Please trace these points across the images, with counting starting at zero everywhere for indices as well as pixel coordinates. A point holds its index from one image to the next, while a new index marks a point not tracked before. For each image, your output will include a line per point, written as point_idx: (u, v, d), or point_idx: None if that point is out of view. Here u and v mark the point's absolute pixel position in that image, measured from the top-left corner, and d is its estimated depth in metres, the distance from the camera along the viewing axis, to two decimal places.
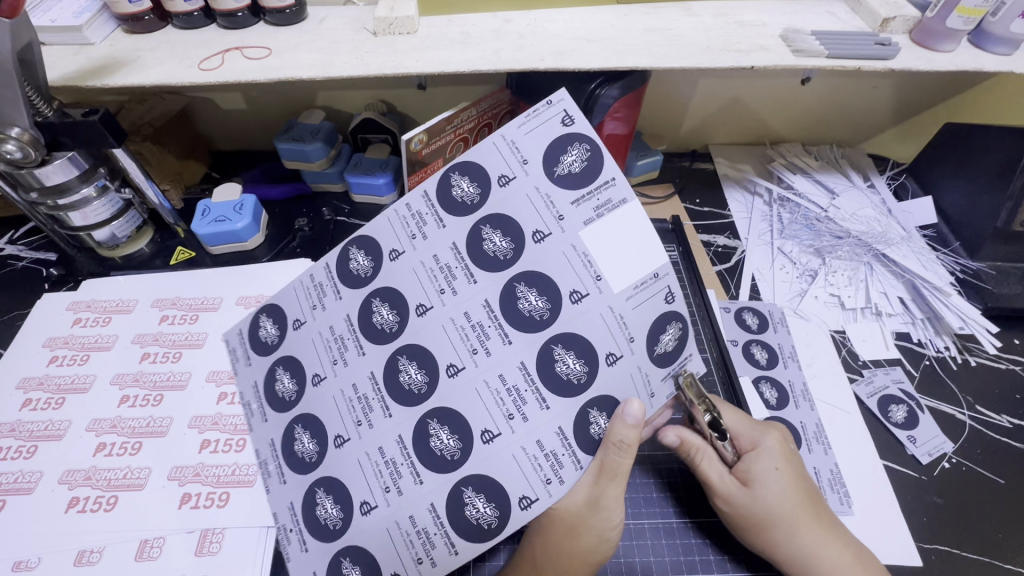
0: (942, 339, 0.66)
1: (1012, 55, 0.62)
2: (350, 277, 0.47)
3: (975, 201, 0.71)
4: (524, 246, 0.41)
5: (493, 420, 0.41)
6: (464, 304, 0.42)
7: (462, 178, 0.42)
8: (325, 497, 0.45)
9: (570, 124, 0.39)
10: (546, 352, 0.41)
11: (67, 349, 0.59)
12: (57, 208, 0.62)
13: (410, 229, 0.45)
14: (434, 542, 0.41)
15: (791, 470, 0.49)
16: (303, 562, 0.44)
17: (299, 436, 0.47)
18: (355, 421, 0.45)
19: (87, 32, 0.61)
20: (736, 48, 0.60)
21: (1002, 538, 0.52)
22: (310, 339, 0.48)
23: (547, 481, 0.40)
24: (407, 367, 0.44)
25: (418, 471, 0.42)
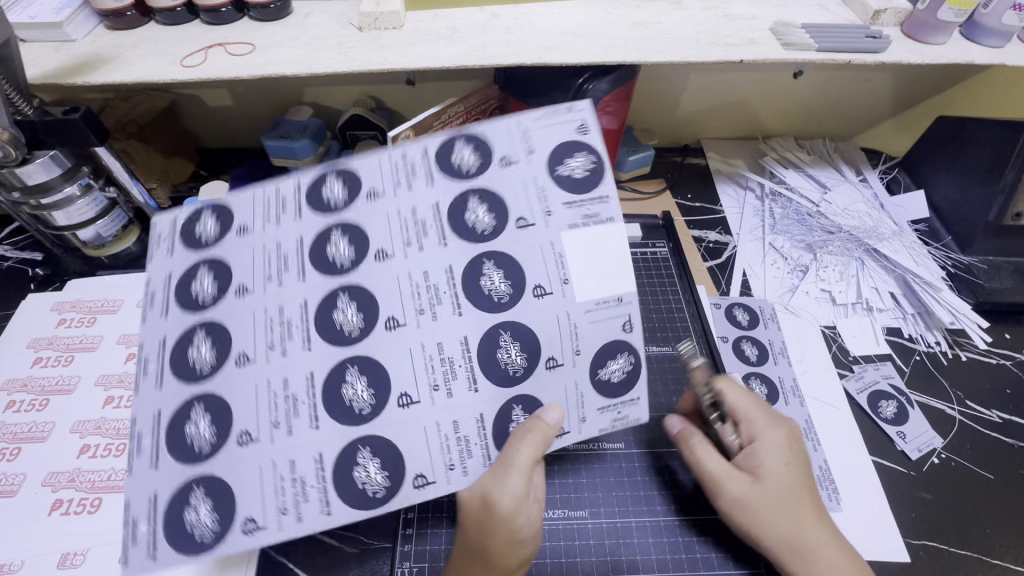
0: (933, 334, 0.66)
1: (1003, 48, 0.61)
2: (320, 200, 0.44)
3: (966, 195, 0.70)
4: (509, 221, 0.43)
5: (416, 386, 0.40)
6: (427, 258, 0.42)
7: (467, 146, 0.44)
8: (202, 417, 0.40)
9: (585, 134, 0.44)
10: (491, 335, 0.41)
11: (52, 350, 0.59)
12: (39, 207, 0.61)
13: (403, 178, 0.44)
14: (307, 494, 0.38)
15: (798, 464, 0.47)
16: (155, 484, 0.39)
17: (198, 346, 0.42)
18: (269, 347, 0.41)
19: (67, 28, 0.60)
20: (726, 41, 0.60)
21: (989, 533, 0.52)
22: (247, 244, 0.43)
23: (450, 467, 0.40)
24: (345, 306, 0.42)
25: (318, 415, 0.40)
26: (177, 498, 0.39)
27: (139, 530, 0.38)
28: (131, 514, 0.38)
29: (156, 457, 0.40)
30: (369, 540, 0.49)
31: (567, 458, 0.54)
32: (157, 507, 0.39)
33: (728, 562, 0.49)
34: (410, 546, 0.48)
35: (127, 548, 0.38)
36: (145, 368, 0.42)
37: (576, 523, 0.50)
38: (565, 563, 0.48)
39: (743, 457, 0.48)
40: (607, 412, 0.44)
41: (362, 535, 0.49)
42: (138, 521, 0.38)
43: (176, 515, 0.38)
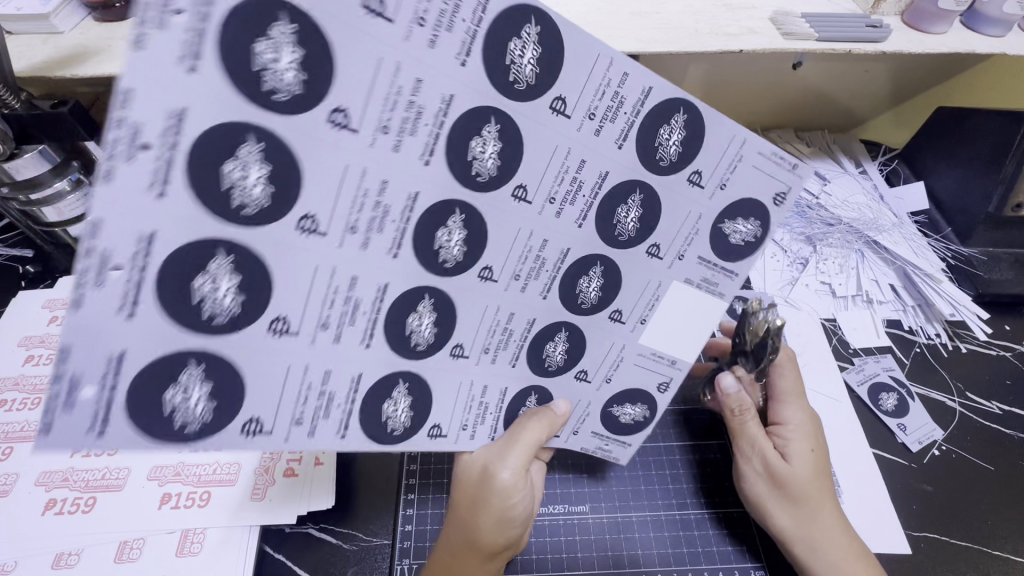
0: (933, 326, 0.65)
1: (1003, 37, 0.61)
2: (501, 70, 0.30)
3: (966, 186, 0.70)
4: (647, 236, 0.40)
5: (472, 340, 0.40)
6: (558, 220, 0.37)
7: (676, 133, 0.35)
8: (225, 264, 0.28)
9: (778, 207, 0.40)
10: (552, 328, 0.42)
11: (43, 348, 0.58)
12: (29, 203, 0.59)
13: (611, 103, 0.33)
14: (330, 412, 0.35)
15: (822, 453, 0.49)
16: (130, 340, 0.27)
17: (239, 160, 0.26)
18: (351, 237, 0.30)
19: (54, 20, 0.59)
20: (725, 31, 0.59)
21: (989, 525, 0.51)
22: (364, 49, 0.26)
23: (465, 426, 0.43)
24: (453, 229, 0.34)
25: (373, 334, 0.35)
26: (161, 370, 0.29)
27: (80, 393, 0.27)
28: (68, 367, 0.26)
29: (130, 301, 0.27)
30: (367, 537, 0.48)
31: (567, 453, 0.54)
32: (116, 374, 0.28)
33: (730, 555, 0.48)
34: (409, 542, 0.48)
35: (48, 412, 0.26)
36: (131, 152, 0.23)
37: (576, 518, 0.50)
38: (566, 559, 0.48)
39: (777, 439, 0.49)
40: (597, 438, 0.49)
41: (360, 532, 0.48)
42: (80, 383, 0.27)
43: (151, 385, 0.29)
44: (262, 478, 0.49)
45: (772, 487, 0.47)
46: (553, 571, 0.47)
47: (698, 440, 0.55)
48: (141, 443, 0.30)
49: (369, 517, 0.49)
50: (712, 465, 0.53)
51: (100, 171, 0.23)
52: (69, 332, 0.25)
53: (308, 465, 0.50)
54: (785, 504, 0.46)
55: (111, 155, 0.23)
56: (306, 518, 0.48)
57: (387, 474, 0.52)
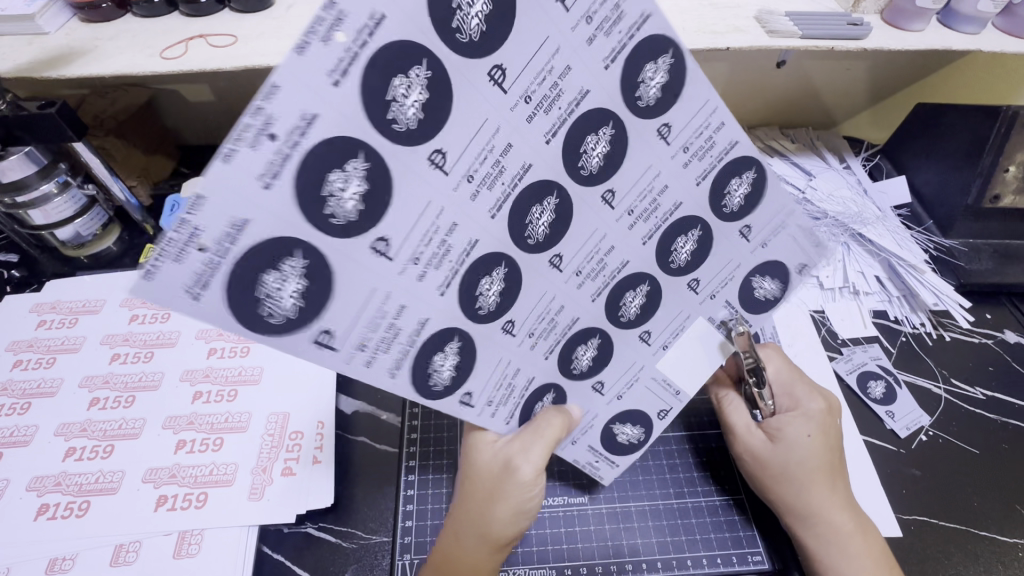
0: (917, 316, 0.67)
1: (978, 34, 0.63)
2: (631, 86, 0.31)
3: (946, 180, 0.72)
4: (692, 269, 0.43)
5: (523, 320, 0.38)
6: (626, 232, 0.38)
7: (741, 184, 0.39)
8: (359, 165, 0.25)
9: (797, 276, 0.47)
10: (587, 332, 0.42)
11: (32, 352, 0.56)
12: (15, 206, 0.60)
13: (711, 148, 0.36)
14: (390, 345, 0.31)
15: (825, 437, 0.48)
16: (257, 212, 0.23)
17: (407, 79, 0.24)
18: (466, 183, 0.29)
19: (39, 21, 0.60)
20: (711, 30, 0.60)
21: (978, 507, 0.53)
22: (538, 25, 0.26)
23: (490, 403, 0.40)
24: (541, 213, 0.34)
25: (450, 282, 0.32)
26: (263, 251, 0.25)
27: (192, 249, 0.23)
28: (192, 219, 0.22)
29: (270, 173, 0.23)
30: (366, 535, 0.48)
31: None
32: (231, 241, 0.23)
33: (727, 541, 0.48)
34: (410, 537, 0.48)
35: (157, 257, 0.22)
36: (329, 37, 0.21)
37: (576, 509, 0.50)
38: (566, 550, 0.48)
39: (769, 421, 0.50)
40: (593, 453, 0.49)
41: (359, 530, 0.48)
42: (197, 239, 0.22)
43: (258, 259, 0.25)
44: (259, 477, 0.49)
45: (764, 470, 0.48)
46: (553, 562, 0.47)
47: (691, 431, 0.56)
48: (223, 326, 0.25)
49: (366, 517, 0.49)
50: (708, 454, 0.54)
51: (297, 43, 0.21)
52: (207, 182, 0.21)
53: (306, 464, 0.50)
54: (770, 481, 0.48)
55: (313, 35, 0.21)
56: (305, 518, 0.48)
57: (385, 471, 0.52)
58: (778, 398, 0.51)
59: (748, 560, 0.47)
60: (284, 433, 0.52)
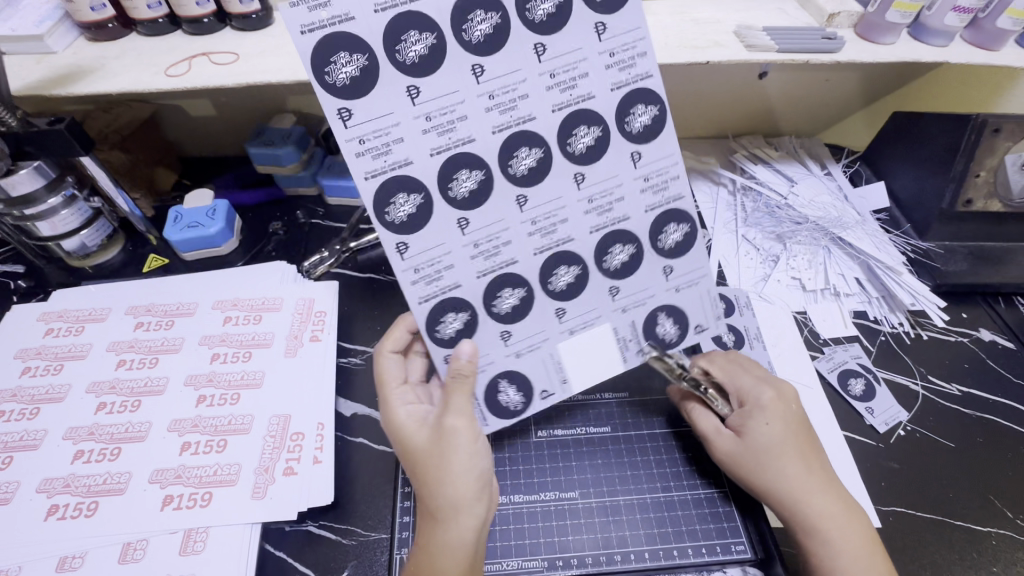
0: (896, 316, 0.70)
1: (946, 47, 0.67)
2: (623, 115, 0.44)
3: (923, 184, 0.74)
4: (614, 279, 0.49)
5: (476, 235, 0.43)
6: (581, 215, 0.46)
7: (676, 231, 0.49)
8: (433, 40, 0.38)
9: (694, 333, 0.53)
10: (507, 278, 0.45)
11: (40, 360, 0.58)
12: (23, 218, 0.62)
13: (669, 191, 0.48)
14: (376, 156, 0.38)
15: (785, 417, 0.50)
16: (361, 22, 0.36)
17: (484, 16, 0.38)
18: (487, 99, 0.40)
19: (49, 40, 0.62)
20: (692, 44, 0.63)
21: (954, 498, 0.55)
22: (578, 37, 0.41)
23: (421, 274, 0.42)
24: (523, 156, 0.42)
25: (443, 155, 0.40)
26: (354, 42, 0.36)
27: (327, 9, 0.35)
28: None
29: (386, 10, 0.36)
30: (365, 532, 0.50)
31: (554, 443, 0.56)
32: (341, 20, 0.35)
33: (712, 532, 0.50)
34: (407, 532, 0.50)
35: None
36: None
37: (566, 503, 0.52)
38: (557, 542, 0.49)
39: (734, 420, 0.52)
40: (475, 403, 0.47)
41: (359, 528, 0.50)
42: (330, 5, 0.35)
43: (347, 40, 0.36)
44: (262, 477, 0.51)
45: (739, 466, 0.50)
46: (545, 554, 0.49)
47: (678, 428, 0.57)
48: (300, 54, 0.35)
49: (366, 514, 0.51)
50: (694, 449, 0.56)
51: None
52: None
53: (307, 464, 0.52)
54: (747, 475, 0.49)
55: None
56: (306, 516, 0.50)
57: (383, 470, 0.54)
58: (734, 397, 0.54)
59: (732, 550, 0.49)
60: (285, 434, 0.53)
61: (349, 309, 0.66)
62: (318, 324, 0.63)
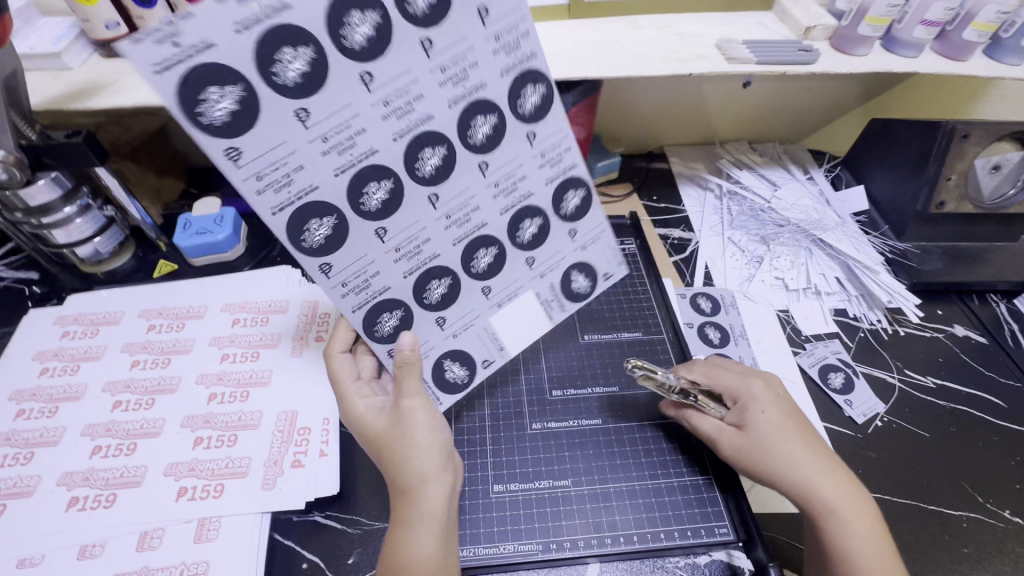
0: (874, 313, 0.73)
1: (916, 58, 0.70)
2: (516, 96, 0.44)
3: (899, 187, 0.78)
4: (530, 249, 0.53)
5: (396, 236, 0.44)
6: (491, 200, 0.48)
7: (574, 195, 0.53)
8: (308, 53, 0.34)
9: (603, 280, 0.61)
10: (428, 272, 0.48)
11: (57, 361, 0.61)
12: (41, 227, 0.65)
13: (558, 160, 0.50)
14: (289, 188, 0.37)
15: (780, 409, 0.53)
16: (224, 43, 0.31)
17: (362, 17, 0.35)
18: (382, 106, 0.38)
19: (65, 57, 0.65)
20: (675, 57, 0.67)
21: (928, 485, 0.58)
22: (465, 31, 0.39)
23: (349, 288, 0.44)
24: (428, 155, 0.42)
25: (348, 166, 0.39)
26: (223, 69, 0.32)
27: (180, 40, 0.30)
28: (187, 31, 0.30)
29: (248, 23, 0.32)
30: (368, 521, 0.52)
31: (548, 435, 0.59)
32: (197, 55, 0.31)
33: (698, 516, 0.53)
34: None
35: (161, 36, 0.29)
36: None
37: (560, 491, 0.55)
38: (551, 528, 0.52)
39: (733, 418, 0.54)
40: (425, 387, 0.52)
41: (363, 517, 0.53)
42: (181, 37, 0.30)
43: (213, 69, 0.31)
44: (271, 469, 0.53)
45: (748, 460, 0.51)
46: (540, 538, 0.52)
47: (666, 420, 0.60)
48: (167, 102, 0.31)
49: (369, 504, 0.54)
50: (680, 439, 0.59)
51: None
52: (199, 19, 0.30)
53: (314, 457, 0.55)
54: (757, 467, 0.51)
55: None
56: (313, 507, 0.53)
57: None
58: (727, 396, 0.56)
59: (716, 533, 0.52)
60: (293, 429, 0.56)
61: None
62: (323, 325, 0.66)
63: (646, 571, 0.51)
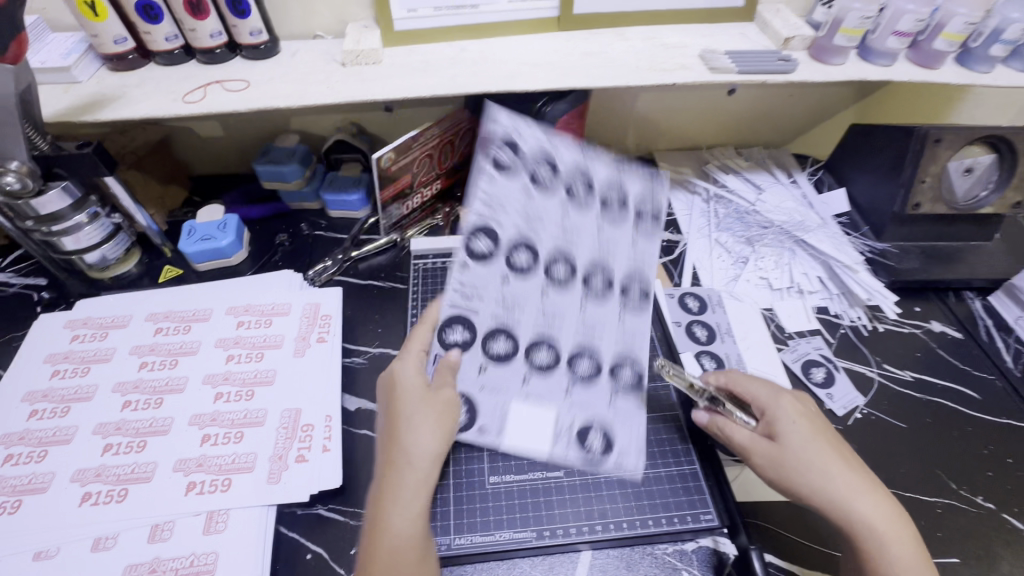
0: (855, 311, 0.76)
1: (890, 66, 0.74)
2: (625, 351, 0.57)
3: (878, 190, 0.81)
4: (578, 378, 0.56)
5: (504, 301, 0.55)
6: (572, 329, 0.56)
7: (629, 372, 0.57)
8: (513, 157, 0.53)
9: (614, 461, 0.55)
10: (499, 332, 0.55)
11: (68, 363, 0.63)
12: (51, 234, 0.67)
13: (636, 347, 0.57)
14: (479, 209, 0.53)
15: (811, 423, 0.53)
16: (538, 148, 0.54)
17: (510, 154, 0.53)
18: (557, 233, 0.55)
19: (74, 71, 0.68)
20: (661, 67, 0.70)
21: (905, 472, 0.61)
22: (605, 262, 0.56)
23: (456, 291, 0.54)
24: (561, 268, 0.55)
25: (513, 237, 0.54)
26: (554, 161, 0.54)
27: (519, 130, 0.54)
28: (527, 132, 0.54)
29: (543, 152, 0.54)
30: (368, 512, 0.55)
31: None
32: (516, 137, 0.54)
33: (684, 504, 0.56)
34: None
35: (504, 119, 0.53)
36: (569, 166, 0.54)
37: (552, 482, 0.57)
38: (544, 516, 0.55)
39: (763, 428, 0.54)
40: None
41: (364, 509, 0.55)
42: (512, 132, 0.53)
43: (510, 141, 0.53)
44: (276, 464, 0.56)
45: (783, 472, 0.51)
46: (534, 526, 0.54)
47: (654, 414, 0.63)
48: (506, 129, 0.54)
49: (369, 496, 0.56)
50: (667, 431, 0.61)
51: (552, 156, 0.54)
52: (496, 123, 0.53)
53: (317, 452, 0.57)
54: (793, 481, 0.50)
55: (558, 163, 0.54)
56: (316, 500, 0.55)
57: None
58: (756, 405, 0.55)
59: (701, 519, 0.55)
60: (297, 426, 0.59)
61: (351, 313, 0.72)
62: (324, 326, 0.68)
63: (635, 558, 0.54)
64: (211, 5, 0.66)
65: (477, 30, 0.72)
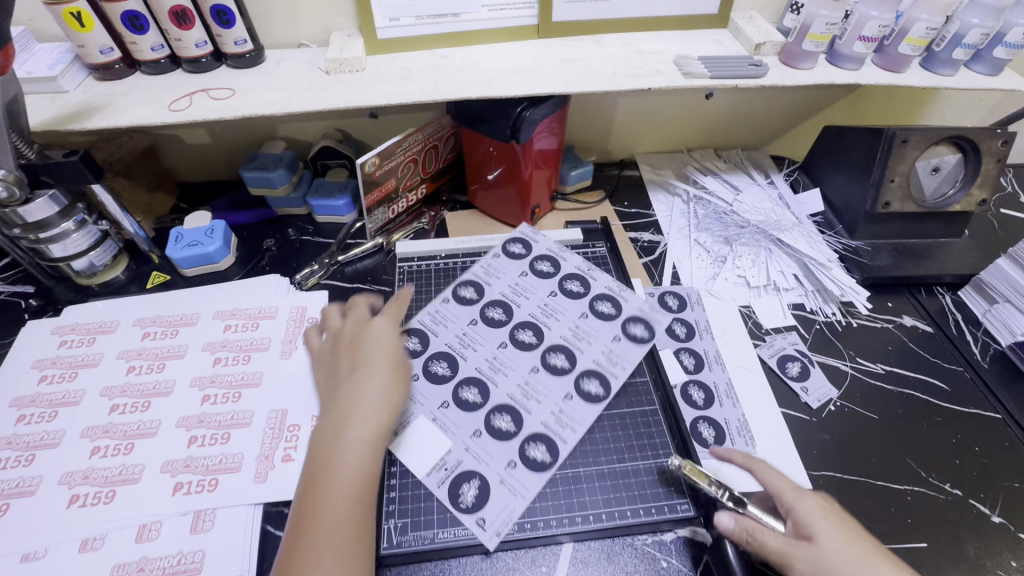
0: (829, 306, 0.78)
1: (858, 70, 0.76)
2: (583, 407, 0.63)
3: (850, 189, 0.84)
4: (484, 430, 0.60)
5: (469, 344, 0.68)
6: (509, 387, 0.64)
7: (541, 448, 0.59)
8: (521, 256, 0.78)
9: (482, 527, 0.54)
10: (447, 358, 0.67)
11: (56, 368, 0.64)
12: (38, 241, 0.68)
13: (558, 433, 0.61)
14: (478, 272, 0.76)
15: (844, 523, 0.49)
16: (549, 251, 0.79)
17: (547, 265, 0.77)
18: (532, 312, 0.72)
19: (61, 81, 0.69)
20: (637, 73, 0.72)
21: (876, 462, 0.63)
22: (587, 340, 0.69)
23: (438, 310, 0.72)
24: (526, 337, 0.69)
25: (498, 305, 0.72)
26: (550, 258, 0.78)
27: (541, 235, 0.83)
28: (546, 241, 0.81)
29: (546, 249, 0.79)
30: None
31: None
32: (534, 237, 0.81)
33: (661, 494, 0.58)
34: (393, 505, 0.56)
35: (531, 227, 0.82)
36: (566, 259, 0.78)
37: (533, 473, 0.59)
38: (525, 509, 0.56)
39: (794, 529, 0.49)
40: None
41: None
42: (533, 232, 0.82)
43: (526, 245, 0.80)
44: (263, 463, 0.57)
45: None
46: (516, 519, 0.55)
47: (634, 408, 0.65)
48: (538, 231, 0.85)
49: None
50: (645, 425, 0.63)
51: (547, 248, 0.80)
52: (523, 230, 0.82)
53: (303, 451, 0.58)
54: None
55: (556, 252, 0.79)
56: None
57: None
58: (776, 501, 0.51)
59: (678, 509, 0.57)
60: (283, 426, 0.60)
61: None
62: (311, 328, 0.69)
63: (616, 549, 0.55)
64: (196, 16, 0.67)
65: (457, 38, 0.74)
